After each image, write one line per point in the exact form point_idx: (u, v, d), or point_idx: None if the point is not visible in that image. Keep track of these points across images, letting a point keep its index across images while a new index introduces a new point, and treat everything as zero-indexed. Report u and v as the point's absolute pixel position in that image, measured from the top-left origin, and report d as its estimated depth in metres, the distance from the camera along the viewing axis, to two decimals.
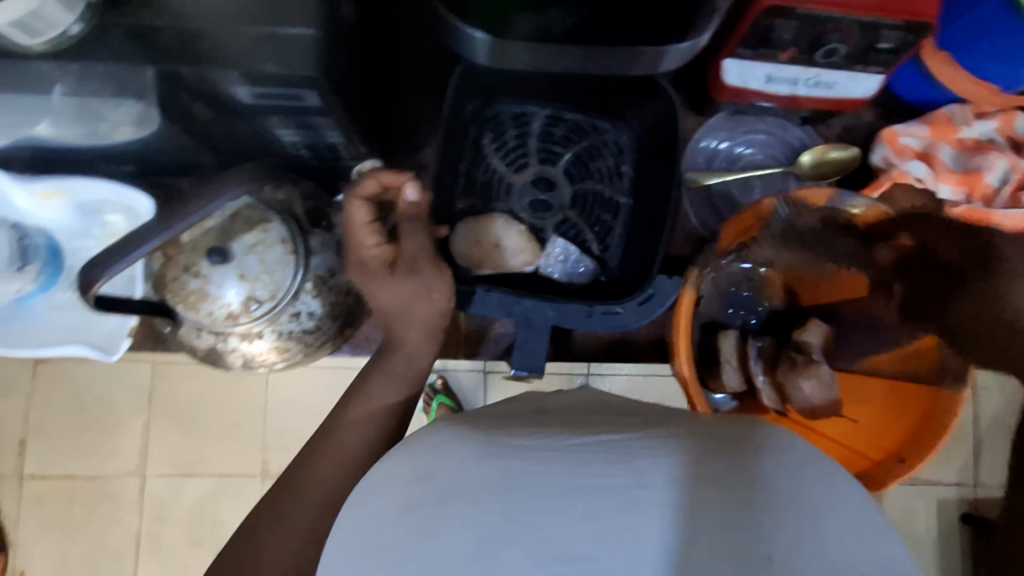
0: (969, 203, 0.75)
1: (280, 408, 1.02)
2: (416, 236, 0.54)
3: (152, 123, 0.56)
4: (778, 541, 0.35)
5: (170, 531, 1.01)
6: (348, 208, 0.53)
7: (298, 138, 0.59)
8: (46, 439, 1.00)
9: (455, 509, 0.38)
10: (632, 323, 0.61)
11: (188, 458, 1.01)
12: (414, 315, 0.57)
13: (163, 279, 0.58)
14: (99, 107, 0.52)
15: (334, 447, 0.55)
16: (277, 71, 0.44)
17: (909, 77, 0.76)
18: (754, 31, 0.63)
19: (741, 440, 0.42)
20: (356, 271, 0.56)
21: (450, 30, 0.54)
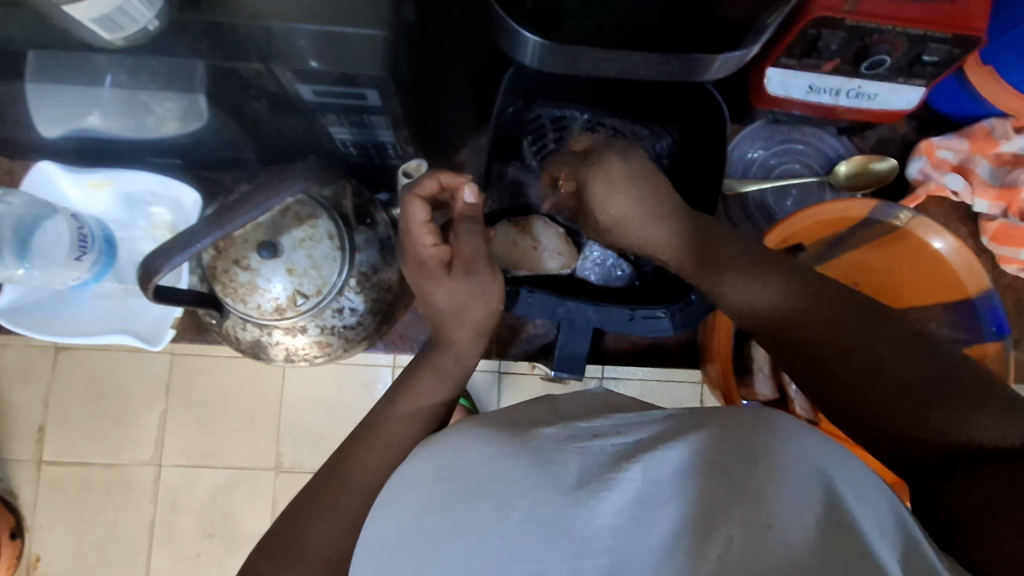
0: (1004, 217, 0.77)
1: (299, 403, 1.03)
2: (473, 238, 0.55)
3: (200, 117, 0.57)
4: (790, 521, 0.34)
5: (185, 521, 1.02)
6: (406, 206, 0.54)
7: (349, 137, 0.60)
8: (66, 426, 1.02)
9: (484, 507, 0.39)
10: (675, 327, 0.61)
11: (204, 449, 1.02)
12: (466, 317, 0.57)
13: (212, 272, 0.59)
14: (153, 99, 0.53)
15: (380, 438, 0.56)
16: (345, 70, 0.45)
17: (949, 90, 0.76)
18: (800, 42, 0.64)
19: (757, 417, 0.41)
20: (414, 270, 0.57)
21: (505, 32, 0.55)
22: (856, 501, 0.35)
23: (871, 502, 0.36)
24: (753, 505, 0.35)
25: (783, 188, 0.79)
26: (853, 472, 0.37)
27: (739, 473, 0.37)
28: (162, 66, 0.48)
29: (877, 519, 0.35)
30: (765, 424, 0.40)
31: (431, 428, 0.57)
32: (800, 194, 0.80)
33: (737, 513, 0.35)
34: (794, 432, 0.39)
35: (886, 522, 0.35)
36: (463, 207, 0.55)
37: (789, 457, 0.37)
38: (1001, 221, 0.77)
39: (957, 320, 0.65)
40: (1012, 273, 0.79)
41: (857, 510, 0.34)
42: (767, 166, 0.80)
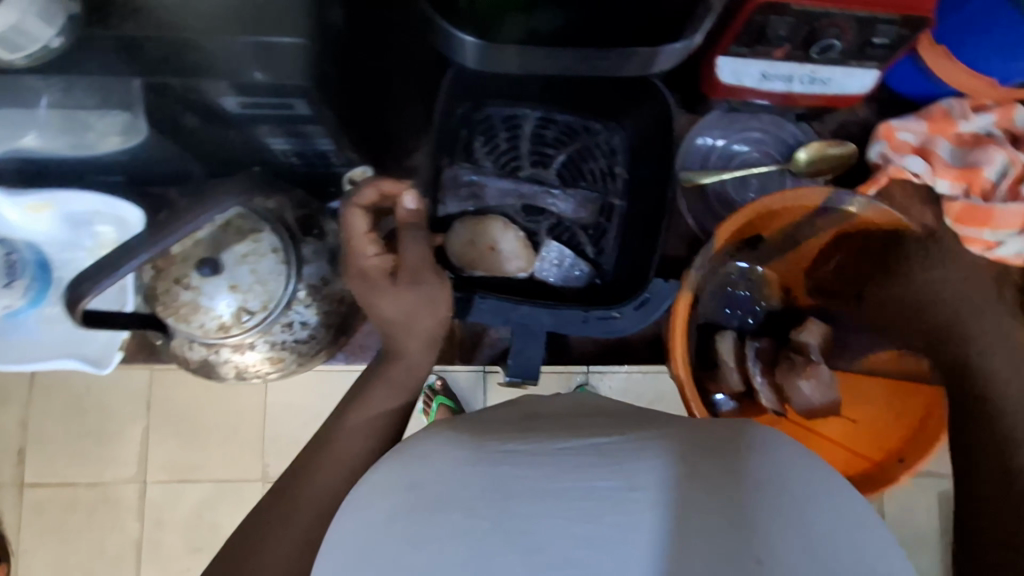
0: (967, 197, 0.75)
1: (280, 412, 1.02)
2: (418, 246, 0.54)
3: (140, 133, 0.55)
4: (775, 548, 0.35)
5: (172, 536, 1.01)
6: (347, 217, 0.54)
7: (288, 146, 0.58)
8: (45, 449, 1.00)
9: (450, 518, 0.37)
10: (631, 327, 0.60)
11: (185, 465, 1.01)
12: (414, 325, 0.56)
13: (153, 292, 0.57)
14: (86, 116, 0.51)
15: (329, 459, 0.54)
16: (267, 79, 0.44)
17: (906, 72, 0.75)
18: (748, 29, 0.63)
19: (737, 435, 0.42)
20: (357, 280, 0.55)
21: (440, 35, 0.54)
22: (832, 529, 0.37)
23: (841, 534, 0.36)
24: (739, 531, 0.35)
25: (743, 177, 0.78)
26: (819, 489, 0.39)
27: (725, 491, 0.37)
28: (92, 84, 0.46)
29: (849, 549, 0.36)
30: (751, 445, 0.41)
31: (385, 441, 0.56)
32: (760, 183, 0.79)
33: (729, 538, 0.35)
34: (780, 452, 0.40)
35: (846, 530, 0.37)
36: (404, 214, 0.54)
37: (775, 474, 0.38)
38: (965, 202, 0.74)
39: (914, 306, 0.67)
40: (977, 255, 0.78)
41: (826, 529, 0.36)
42: (726, 156, 0.79)
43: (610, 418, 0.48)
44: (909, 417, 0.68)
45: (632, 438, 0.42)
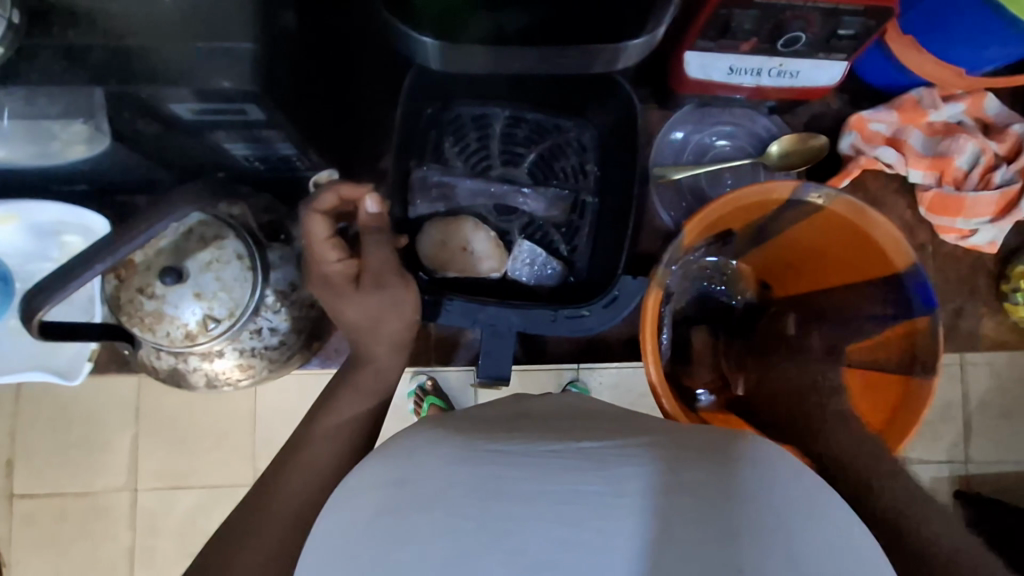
0: (938, 186, 0.76)
1: (267, 417, 1.04)
2: (380, 250, 0.55)
3: (105, 141, 0.55)
4: (759, 559, 0.34)
5: (165, 543, 1.05)
6: (305, 222, 0.53)
7: (248, 151, 0.57)
8: (32, 460, 1.03)
9: (433, 516, 0.37)
10: (598, 326, 0.60)
11: (177, 472, 1.04)
12: (382, 330, 0.57)
13: (117, 302, 0.56)
14: (50, 124, 0.50)
15: (296, 466, 0.54)
16: (215, 86, 0.43)
17: (876, 62, 0.75)
18: (713, 23, 0.62)
19: (726, 447, 0.42)
20: (321, 288, 0.56)
21: (398, 36, 0.53)
22: (816, 534, 0.37)
23: (818, 543, 0.36)
24: (723, 538, 0.35)
25: (716, 172, 0.78)
26: (798, 495, 0.39)
27: (713, 499, 0.37)
28: (43, 98, 0.46)
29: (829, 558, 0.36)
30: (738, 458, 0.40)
31: (356, 446, 0.56)
32: (734, 177, 0.79)
33: (712, 543, 0.35)
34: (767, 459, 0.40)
35: (831, 537, 0.37)
36: (366, 218, 0.54)
37: (765, 484, 0.38)
38: (935, 191, 0.76)
39: (888, 295, 0.63)
40: (951, 243, 0.79)
41: (812, 538, 0.36)
42: (699, 150, 0.79)
43: (585, 426, 0.48)
44: (886, 405, 0.62)
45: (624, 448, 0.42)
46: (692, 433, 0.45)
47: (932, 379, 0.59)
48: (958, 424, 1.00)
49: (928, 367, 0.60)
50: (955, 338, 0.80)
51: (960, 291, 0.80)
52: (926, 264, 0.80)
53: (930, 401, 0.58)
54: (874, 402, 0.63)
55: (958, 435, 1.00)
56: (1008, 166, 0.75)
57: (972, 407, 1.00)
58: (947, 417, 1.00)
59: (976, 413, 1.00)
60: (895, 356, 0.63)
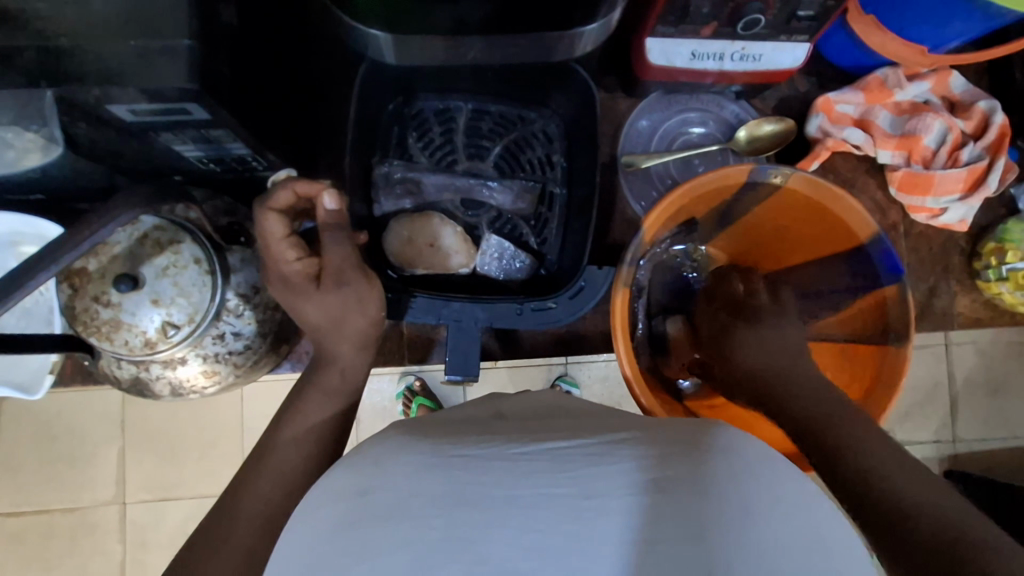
0: (908, 166, 0.76)
1: (253, 424, 1.04)
2: (340, 248, 0.54)
3: (57, 148, 0.54)
4: (733, 556, 0.33)
5: (155, 555, 1.04)
6: (261, 221, 0.52)
7: (202, 152, 0.56)
8: (15, 477, 1.02)
9: (396, 528, 0.36)
10: (566, 317, 0.59)
11: (164, 483, 1.03)
12: (343, 330, 0.56)
13: (72, 312, 0.55)
14: (1, 133, 0.50)
15: (263, 471, 0.52)
16: (154, 86, 0.42)
17: (840, 43, 0.75)
18: (671, 8, 0.62)
19: (696, 437, 0.41)
20: (281, 288, 0.54)
21: (347, 29, 0.52)
22: (792, 522, 0.36)
23: (796, 534, 0.35)
24: (694, 537, 0.34)
25: (686, 159, 0.78)
26: (771, 482, 0.38)
27: (688, 496, 0.36)
28: None
29: (805, 547, 0.35)
30: (708, 448, 0.39)
31: (325, 451, 0.55)
32: (704, 163, 0.79)
33: (684, 540, 0.34)
34: (738, 447, 0.40)
35: (802, 520, 0.36)
36: (325, 215, 0.53)
37: (740, 478, 0.37)
38: (905, 170, 0.75)
39: (855, 268, 0.64)
40: (921, 222, 0.79)
41: (785, 526, 0.35)
42: (668, 137, 0.79)
43: (550, 427, 0.47)
44: (862, 376, 0.63)
45: (594, 445, 0.41)
46: (666, 426, 0.44)
47: (906, 345, 0.60)
48: (944, 403, 1.00)
49: (901, 336, 0.61)
50: (931, 316, 0.80)
51: (934, 270, 0.80)
52: (901, 244, 0.80)
53: (907, 368, 0.59)
54: (853, 371, 0.64)
55: (945, 414, 1.01)
56: (975, 144, 0.75)
57: (958, 386, 1.00)
58: (933, 396, 1.00)
59: (962, 392, 1.00)
60: (868, 329, 0.65)
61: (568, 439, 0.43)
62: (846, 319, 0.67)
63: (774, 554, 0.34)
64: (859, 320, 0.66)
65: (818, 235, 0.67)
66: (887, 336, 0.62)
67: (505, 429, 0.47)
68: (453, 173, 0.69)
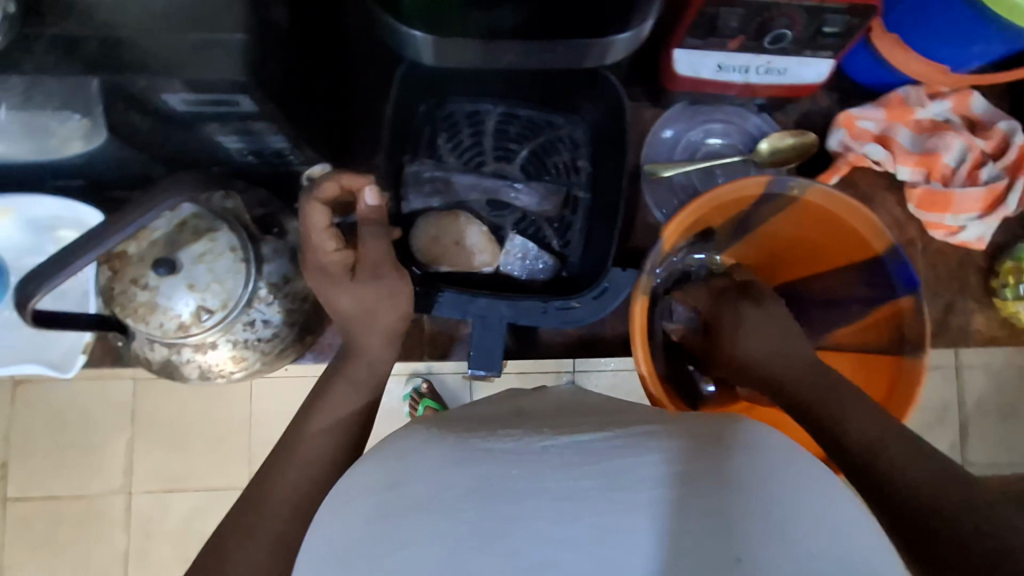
0: (927, 183, 0.77)
1: (264, 419, 1.05)
2: (378, 242, 0.57)
3: (99, 137, 0.56)
4: (760, 551, 0.34)
5: (161, 547, 1.05)
6: (306, 212, 0.54)
7: (241, 145, 0.58)
8: (28, 462, 1.04)
9: (426, 519, 0.38)
10: (589, 317, 0.61)
11: (173, 474, 1.05)
12: (374, 321, 0.58)
13: (111, 293, 0.57)
14: (47, 120, 0.52)
15: (290, 461, 0.53)
16: (205, 77, 0.44)
17: (863, 61, 0.76)
18: (701, 21, 0.63)
19: (719, 432, 0.42)
20: (316, 277, 0.57)
21: (389, 31, 0.53)
22: (818, 516, 0.36)
23: (824, 524, 0.36)
24: (723, 530, 0.35)
25: (708, 169, 0.79)
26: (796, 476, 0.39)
27: (715, 491, 0.37)
28: (41, 90, 0.47)
29: (833, 534, 0.36)
30: (730, 444, 0.40)
31: (349, 441, 0.55)
32: (726, 174, 0.80)
33: (711, 533, 0.35)
34: (759, 440, 0.41)
35: (830, 511, 0.37)
36: (366, 210, 0.56)
37: (760, 473, 0.38)
38: (925, 187, 0.76)
39: (871, 279, 0.65)
40: (940, 239, 0.80)
41: (815, 521, 0.36)
42: (691, 148, 0.80)
43: (573, 422, 0.48)
44: (878, 388, 0.64)
45: (620, 440, 0.42)
46: (689, 420, 0.45)
47: (922, 355, 0.60)
48: (955, 425, 1.00)
49: (917, 347, 0.61)
50: (946, 334, 0.81)
51: (951, 287, 0.81)
52: (918, 261, 0.81)
53: (923, 380, 0.59)
54: (868, 385, 0.65)
55: (956, 436, 1.00)
56: (994, 163, 0.76)
57: (968, 408, 1.00)
58: (944, 418, 1.00)
59: (973, 415, 1.00)
60: (884, 341, 0.65)
61: (594, 430, 0.44)
62: (862, 329, 0.67)
63: (807, 548, 0.34)
64: (876, 332, 0.66)
65: (836, 246, 0.67)
66: (903, 347, 0.62)
67: (530, 424, 0.48)
68: (481, 172, 0.71)
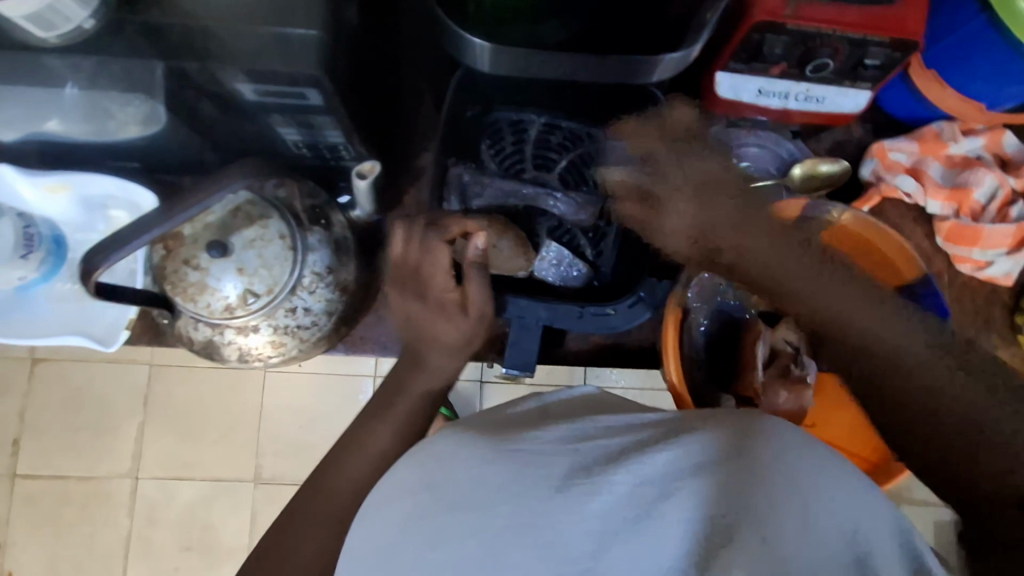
0: (956, 217, 0.78)
1: (274, 412, 1.06)
2: (483, 283, 0.57)
3: (158, 121, 0.59)
4: (787, 538, 0.34)
5: (162, 535, 1.05)
6: (432, 253, 0.56)
7: (298, 137, 0.60)
8: (39, 440, 1.05)
9: (465, 519, 0.39)
10: (623, 324, 0.63)
11: (181, 460, 1.06)
12: (472, 348, 0.61)
13: (163, 272, 0.59)
14: (110, 105, 0.55)
15: (359, 455, 0.56)
16: (278, 68, 0.46)
17: (898, 94, 0.78)
18: (746, 46, 0.65)
19: (749, 420, 0.41)
20: (429, 308, 0.59)
21: (450, 36, 0.56)
22: (846, 505, 0.37)
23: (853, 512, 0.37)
24: (748, 516, 0.36)
25: (740, 191, 0.80)
26: (830, 469, 0.38)
27: (744, 480, 0.37)
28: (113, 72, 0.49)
29: (861, 524, 0.36)
30: (760, 430, 0.40)
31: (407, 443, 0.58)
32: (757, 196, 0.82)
33: (735, 526, 0.36)
34: (787, 428, 0.40)
35: (859, 505, 0.37)
36: (473, 253, 0.56)
37: (783, 461, 0.38)
38: (953, 221, 0.77)
39: None
40: (966, 273, 0.81)
41: (841, 515, 0.36)
42: None
43: (600, 415, 0.49)
44: None
45: (647, 436, 0.43)
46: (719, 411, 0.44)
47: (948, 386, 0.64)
48: None
49: None
50: None
51: (974, 322, 0.82)
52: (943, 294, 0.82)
53: None
54: None
55: None
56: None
57: None
58: None
59: None
60: None
61: (621, 423, 0.46)
62: None
63: (833, 544, 0.35)
64: None
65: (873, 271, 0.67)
66: None
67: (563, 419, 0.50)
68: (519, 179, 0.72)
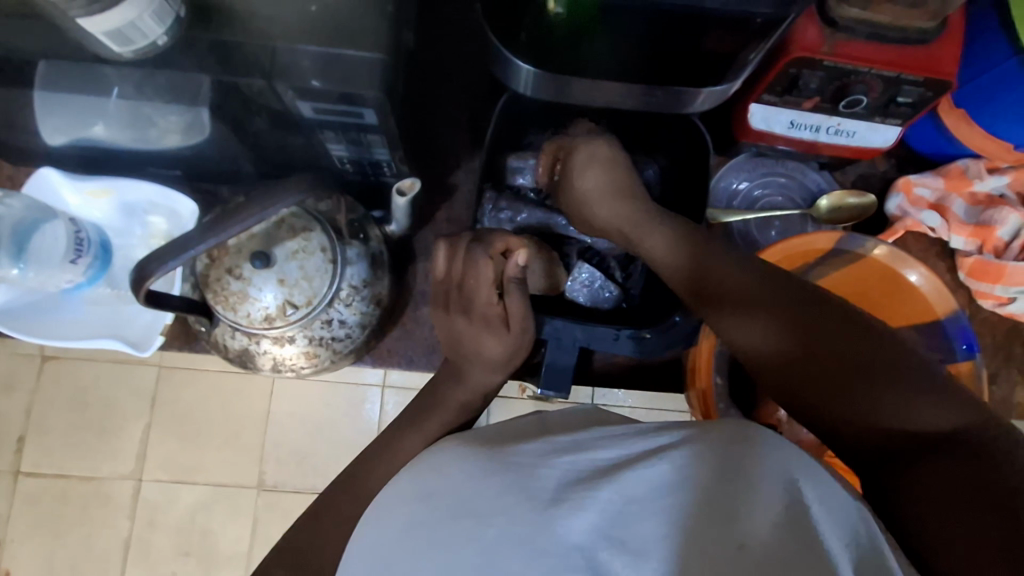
0: (980, 254, 0.79)
1: (282, 420, 0.96)
2: (523, 301, 0.58)
3: (200, 132, 0.59)
4: (769, 542, 0.35)
5: (161, 539, 0.94)
6: (478, 264, 0.57)
7: (346, 154, 0.62)
8: (45, 439, 0.95)
9: (464, 524, 0.39)
10: (656, 349, 0.64)
11: (184, 465, 0.95)
12: (513, 364, 0.61)
13: (206, 280, 0.60)
14: (154, 116, 0.56)
15: (392, 462, 0.57)
16: (321, 88, 0.47)
17: (925, 130, 0.80)
18: (781, 79, 0.67)
19: (738, 430, 0.42)
20: (470, 323, 0.59)
21: (499, 59, 0.57)
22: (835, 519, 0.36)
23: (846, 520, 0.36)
24: (728, 523, 0.36)
25: (767, 219, 0.81)
26: (823, 486, 0.38)
27: (730, 490, 0.38)
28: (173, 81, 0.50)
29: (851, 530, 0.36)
30: (751, 442, 0.41)
31: None
32: (783, 226, 0.82)
33: (715, 532, 0.36)
34: (778, 445, 0.40)
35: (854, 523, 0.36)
36: (513, 269, 0.58)
37: (769, 472, 0.38)
38: (977, 257, 0.79)
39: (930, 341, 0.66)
40: (988, 308, 0.81)
41: (825, 519, 0.36)
42: (750, 199, 0.83)
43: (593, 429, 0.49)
44: None
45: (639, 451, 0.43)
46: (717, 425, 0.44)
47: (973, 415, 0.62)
48: None
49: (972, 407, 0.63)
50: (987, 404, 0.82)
51: (995, 358, 0.82)
52: None
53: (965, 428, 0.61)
54: None
55: None
56: None
57: None
58: None
59: None
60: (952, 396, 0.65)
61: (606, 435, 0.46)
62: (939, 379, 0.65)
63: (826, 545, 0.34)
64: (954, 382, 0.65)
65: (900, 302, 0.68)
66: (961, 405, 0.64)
67: (564, 431, 0.49)
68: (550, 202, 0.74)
